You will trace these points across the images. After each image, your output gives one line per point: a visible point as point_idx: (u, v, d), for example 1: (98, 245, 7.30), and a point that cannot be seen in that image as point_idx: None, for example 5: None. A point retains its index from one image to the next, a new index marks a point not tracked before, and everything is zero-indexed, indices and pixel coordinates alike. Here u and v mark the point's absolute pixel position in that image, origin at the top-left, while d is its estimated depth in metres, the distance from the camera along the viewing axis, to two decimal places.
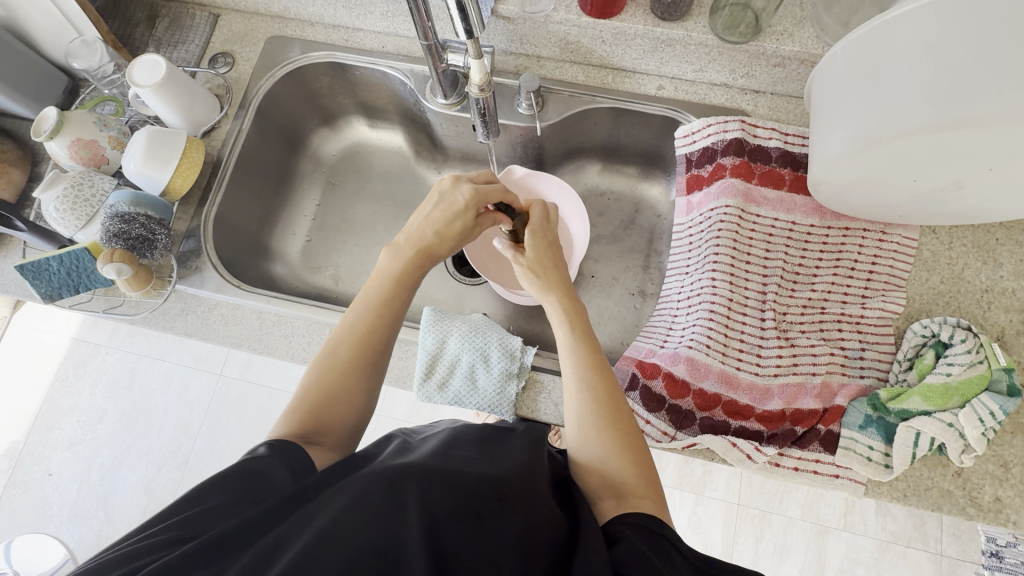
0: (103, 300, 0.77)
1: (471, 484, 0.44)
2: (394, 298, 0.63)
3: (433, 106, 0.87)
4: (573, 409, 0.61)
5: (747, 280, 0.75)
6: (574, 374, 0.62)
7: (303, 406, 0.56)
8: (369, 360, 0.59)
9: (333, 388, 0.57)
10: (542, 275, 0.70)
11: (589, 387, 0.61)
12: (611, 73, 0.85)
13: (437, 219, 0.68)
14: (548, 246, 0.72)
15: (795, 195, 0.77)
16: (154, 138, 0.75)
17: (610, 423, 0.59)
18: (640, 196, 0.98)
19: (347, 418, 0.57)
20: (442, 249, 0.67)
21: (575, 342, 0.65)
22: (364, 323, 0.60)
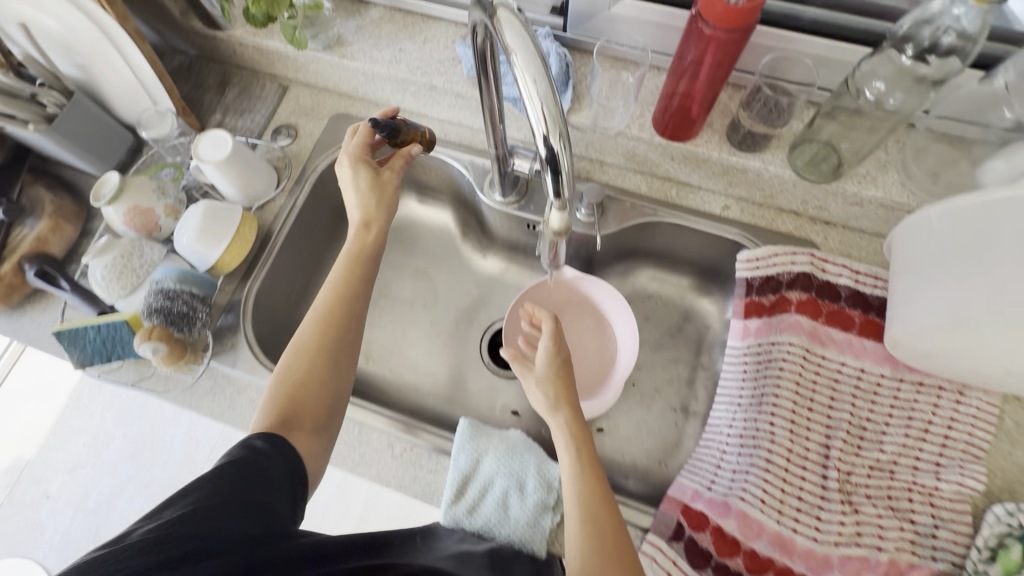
0: (133, 369, 0.75)
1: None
2: (350, 278, 0.67)
3: (489, 200, 0.84)
4: (573, 545, 0.58)
5: (809, 429, 0.69)
6: (575, 499, 0.60)
7: (281, 389, 0.62)
8: (335, 336, 0.64)
9: (306, 374, 0.62)
10: (552, 394, 0.68)
11: (591, 520, 0.59)
12: (675, 186, 0.83)
13: (364, 187, 0.70)
14: (558, 362, 0.71)
15: (866, 340, 0.73)
16: (211, 214, 0.75)
17: (610, 555, 0.56)
18: (690, 306, 0.94)
19: (323, 392, 0.62)
20: (380, 215, 0.70)
21: (581, 468, 0.62)
22: (325, 305, 0.66)
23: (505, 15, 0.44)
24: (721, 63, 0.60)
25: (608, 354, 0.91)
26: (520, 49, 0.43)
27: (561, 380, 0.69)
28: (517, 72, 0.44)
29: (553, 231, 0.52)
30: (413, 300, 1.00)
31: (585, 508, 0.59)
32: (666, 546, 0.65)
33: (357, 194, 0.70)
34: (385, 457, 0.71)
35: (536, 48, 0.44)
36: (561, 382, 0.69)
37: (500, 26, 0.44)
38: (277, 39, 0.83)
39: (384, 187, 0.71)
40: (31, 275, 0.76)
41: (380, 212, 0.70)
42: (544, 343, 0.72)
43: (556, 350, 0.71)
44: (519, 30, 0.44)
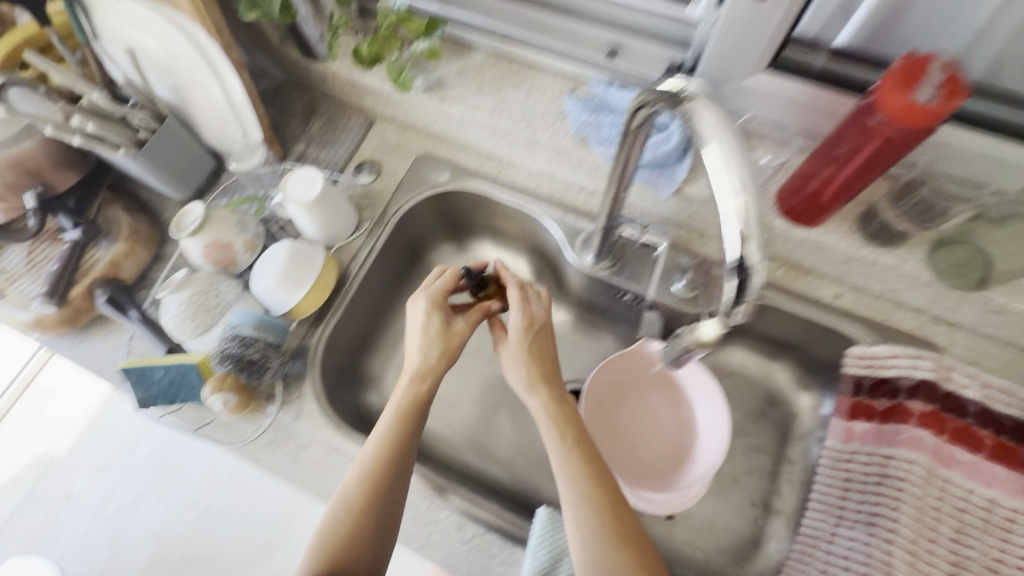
0: (195, 413, 0.71)
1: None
2: (396, 435, 0.62)
3: (579, 262, 0.79)
4: (573, 523, 0.59)
5: (931, 566, 0.62)
6: (572, 495, 0.59)
7: (322, 549, 0.59)
8: (383, 496, 0.60)
9: (349, 536, 0.59)
10: (529, 369, 0.65)
11: (587, 502, 0.59)
12: (782, 267, 0.77)
13: (433, 336, 0.65)
14: (533, 334, 0.66)
15: (997, 466, 0.65)
16: (295, 257, 0.71)
17: (615, 541, 0.57)
18: (778, 390, 0.87)
19: (364, 555, 0.59)
20: (441, 365, 0.65)
21: (565, 452, 0.61)
22: (369, 462, 0.61)
23: (698, 103, 0.42)
24: (880, 156, 0.56)
25: (685, 437, 0.84)
26: (719, 138, 0.40)
27: (534, 353, 0.66)
28: (711, 161, 0.39)
29: (698, 339, 0.48)
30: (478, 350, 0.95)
31: (580, 496, 0.59)
32: None
33: (422, 340, 0.66)
34: (453, 541, 0.66)
35: (738, 137, 0.40)
36: (535, 358, 0.65)
37: (693, 115, 0.42)
38: (375, 76, 0.80)
39: (451, 339, 0.66)
40: (100, 301, 0.73)
41: (440, 365, 0.65)
42: (515, 315, 0.66)
43: (539, 315, 0.68)
44: (718, 119, 0.40)
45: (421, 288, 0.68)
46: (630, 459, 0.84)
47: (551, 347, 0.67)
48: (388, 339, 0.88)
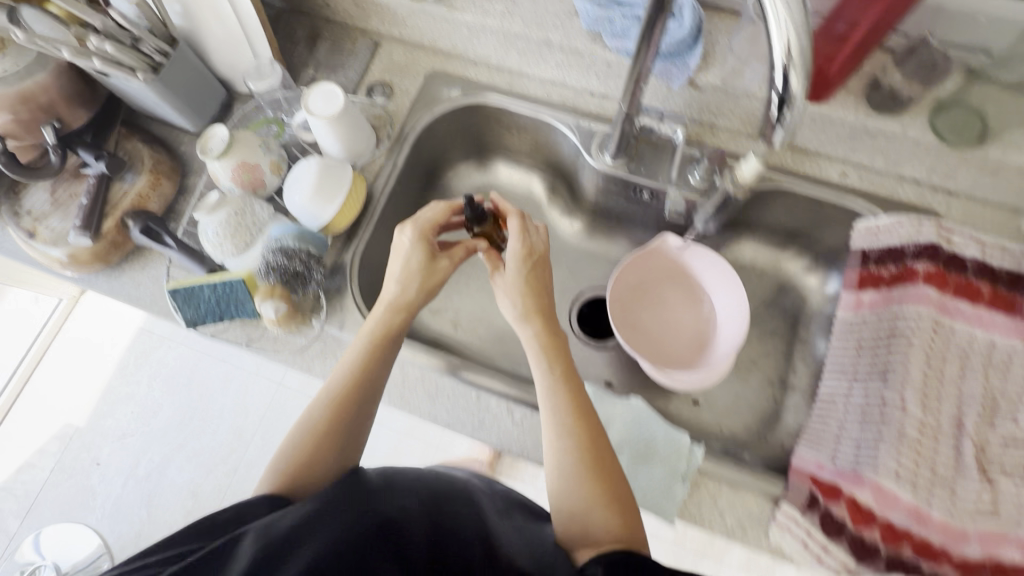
0: (243, 331, 0.73)
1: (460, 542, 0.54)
2: (366, 359, 0.65)
3: (596, 162, 0.82)
4: (553, 457, 0.61)
5: (941, 402, 0.68)
6: (554, 426, 0.61)
7: (286, 468, 0.61)
8: (348, 418, 0.63)
9: (309, 462, 0.61)
10: (522, 302, 0.67)
11: (567, 435, 0.61)
12: (790, 152, 0.80)
13: (413, 267, 0.68)
14: (528, 266, 0.68)
15: (994, 313, 0.71)
16: (324, 171, 0.73)
17: (591, 474, 0.59)
18: (787, 278, 0.92)
19: (325, 470, 0.61)
20: (419, 299, 0.68)
21: (554, 381, 0.63)
22: (340, 386, 0.64)
23: None
24: (878, 26, 0.67)
25: (704, 327, 0.88)
26: None
27: (531, 284, 0.68)
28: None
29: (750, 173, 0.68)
30: None
31: (562, 428, 0.61)
32: (801, 518, 0.64)
33: (404, 271, 0.68)
34: (504, 424, 0.70)
35: None
36: (531, 288, 0.67)
37: None
38: None
39: (433, 273, 0.69)
40: (135, 232, 0.74)
41: (418, 297, 0.68)
42: (512, 246, 0.69)
43: (533, 249, 0.69)
44: None
45: (411, 219, 0.71)
46: (647, 350, 0.87)
47: (544, 277, 0.69)
48: None
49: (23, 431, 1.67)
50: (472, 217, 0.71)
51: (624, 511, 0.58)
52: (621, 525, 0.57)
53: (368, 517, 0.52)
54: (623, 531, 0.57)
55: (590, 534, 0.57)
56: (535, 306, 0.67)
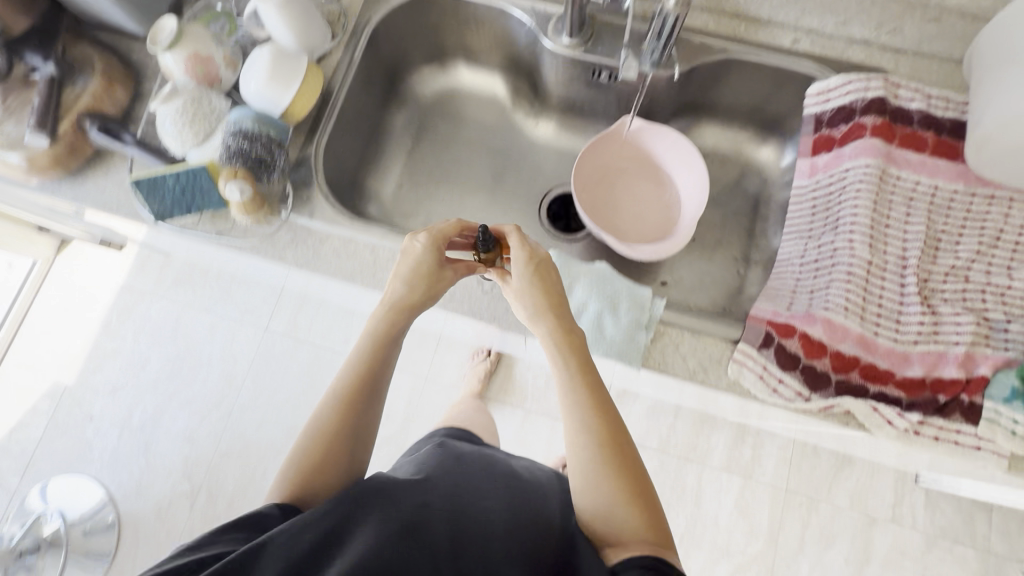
0: (211, 224, 0.74)
1: (486, 538, 0.56)
2: (373, 360, 0.64)
3: (553, 45, 0.82)
4: (574, 449, 0.60)
5: (887, 244, 0.72)
6: (575, 422, 0.60)
7: (293, 476, 0.60)
8: (353, 418, 0.63)
9: (317, 463, 0.60)
10: (532, 300, 0.64)
11: (587, 431, 0.60)
12: (743, 23, 0.82)
13: (412, 274, 0.65)
14: (535, 268, 0.65)
15: (938, 159, 0.74)
16: (277, 58, 0.72)
17: (613, 470, 0.58)
18: (748, 159, 0.95)
19: (332, 476, 0.61)
20: (425, 300, 0.65)
21: (570, 382, 0.61)
22: (344, 387, 0.63)
23: None
24: None
25: (669, 209, 0.91)
26: None
27: (545, 286, 0.64)
28: None
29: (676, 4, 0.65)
30: (467, 170, 0.99)
31: (582, 426, 0.60)
32: (756, 354, 0.68)
33: (409, 273, 0.65)
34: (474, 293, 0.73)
35: None
36: (542, 290, 0.64)
37: None
38: None
39: (441, 283, 0.66)
40: (93, 132, 0.74)
41: (425, 298, 0.65)
42: (519, 250, 0.65)
43: (538, 251, 0.66)
44: None
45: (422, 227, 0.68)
46: (611, 231, 0.90)
47: (554, 279, 0.65)
48: (377, 163, 0.95)
49: (12, 393, 1.68)
50: (483, 246, 0.66)
51: (648, 511, 0.58)
52: (649, 528, 0.57)
53: (400, 519, 0.53)
54: (646, 530, 0.57)
55: (613, 533, 0.57)
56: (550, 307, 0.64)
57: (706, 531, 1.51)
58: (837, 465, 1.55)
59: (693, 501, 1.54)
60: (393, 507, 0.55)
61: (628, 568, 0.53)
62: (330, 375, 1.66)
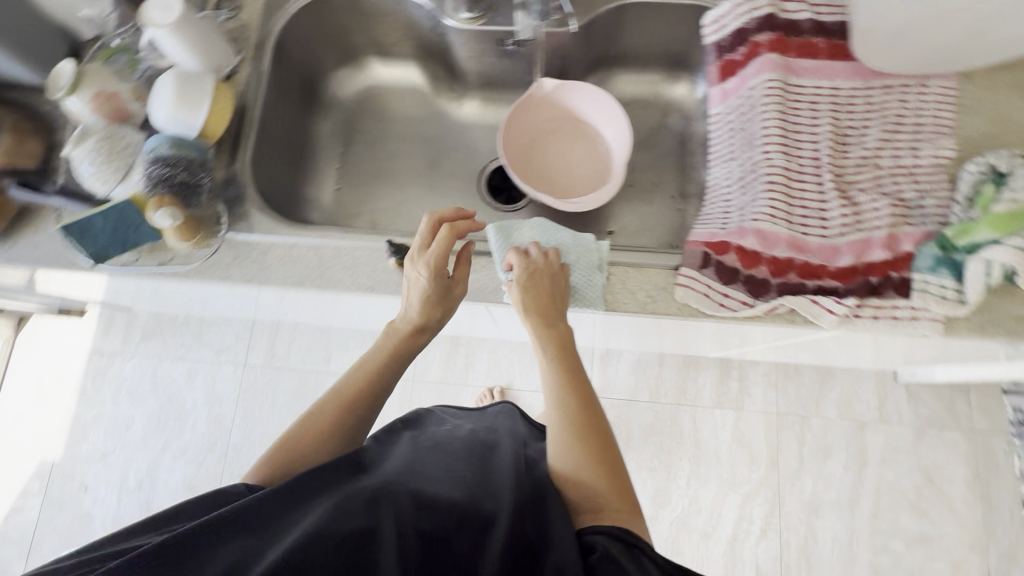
0: (151, 257, 0.74)
1: (450, 505, 0.54)
2: (382, 366, 0.71)
3: (454, 22, 0.84)
4: (551, 425, 0.64)
5: (800, 149, 0.75)
6: (553, 395, 0.65)
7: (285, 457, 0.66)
8: (353, 418, 0.69)
9: (318, 443, 0.67)
10: (539, 303, 0.68)
11: (568, 408, 0.64)
12: None
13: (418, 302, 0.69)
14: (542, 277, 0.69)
15: (834, 61, 0.78)
16: (182, 80, 0.72)
17: (582, 441, 0.62)
18: (668, 99, 0.97)
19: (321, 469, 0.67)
20: (436, 324, 0.70)
21: (552, 364, 0.66)
22: (347, 387, 0.70)
23: None
24: None
25: (602, 159, 0.93)
26: None
27: (544, 293, 0.68)
28: None
29: None
30: (403, 163, 1.00)
31: (557, 399, 0.65)
32: (699, 274, 0.71)
33: (421, 300, 0.68)
34: None
35: None
36: (540, 294, 0.68)
37: None
38: None
39: (449, 301, 0.70)
40: (15, 191, 0.73)
41: (438, 320, 0.70)
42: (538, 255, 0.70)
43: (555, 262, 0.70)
44: None
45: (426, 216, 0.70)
46: (548, 185, 0.93)
47: (556, 288, 0.69)
48: (311, 171, 0.95)
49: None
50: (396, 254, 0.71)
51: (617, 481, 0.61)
52: (620, 506, 0.59)
53: (354, 500, 0.52)
54: (614, 496, 0.60)
55: (586, 496, 0.60)
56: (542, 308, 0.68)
57: (709, 469, 1.55)
58: (821, 380, 1.60)
59: (693, 442, 1.59)
60: (349, 491, 0.54)
61: (591, 534, 0.55)
62: (317, 395, 1.66)
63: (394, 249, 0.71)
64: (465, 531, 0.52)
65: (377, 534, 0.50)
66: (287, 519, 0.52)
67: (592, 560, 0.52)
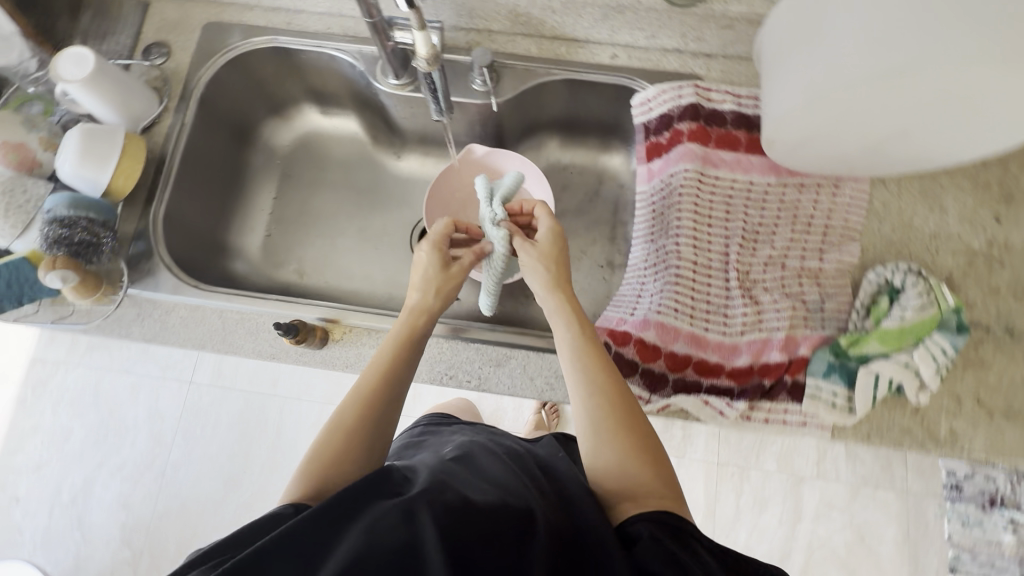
0: (51, 311, 0.73)
1: (491, 512, 0.47)
2: (396, 357, 0.64)
3: (384, 87, 0.85)
4: (582, 410, 0.61)
5: (710, 242, 0.77)
6: (580, 380, 0.62)
7: (315, 467, 0.55)
8: (379, 418, 0.59)
9: (341, 458, 0.56)
10: (553, 271, 0.70)
11: (597, 391, 0.61)
12: (564, 44, 0.85)
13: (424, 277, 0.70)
14: (556, 240, 0.73)
15: (751, 156, 0.79)
16: (88, 136, 0.72)
17: (620, 425, 0.59)
18: (603, 168, 0.98)
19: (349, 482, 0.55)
20: (438, 304, 0.69)
21: (578, 344, 0.64)
22: (370, 384, 0.61)
23: None
24: None
25: None
26: None
27: (558, 257, 0.71)
28: None
29: (424, 60, 0.64)
30: (337, 213, 0.98)
31: (589, 382, 0.61)
32: None
33: (422, 278, 0.70)
34: (328, 344, 0.73)
35: None
36: (553, 255, 0.71)
37: None
38: None
39: (446, 281, 0.70)
40: None
41: (436, 301, 0.69)
42: (546, 221, 0.74)
43: (557, 228, 0.74)
44: None
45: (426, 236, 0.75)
46: None
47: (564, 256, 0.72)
48: (243, 217, 0.95)
49: None
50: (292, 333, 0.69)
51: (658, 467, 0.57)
52: (666, 495, 0.54)
53: (391, 513, 0.44)
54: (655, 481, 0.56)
55: (625, 489, 0.55)
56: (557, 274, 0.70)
57: None
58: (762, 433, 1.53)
59: None
60: (382, 502, 0.46)
61: (636, 524, 0.51)
62: (258, 417, 1.61)
63: (286, 325, 0.69)
64: (513, 545, 0.46)
65: (423, 548, 0.43)
66: (325, 532, 0.44)
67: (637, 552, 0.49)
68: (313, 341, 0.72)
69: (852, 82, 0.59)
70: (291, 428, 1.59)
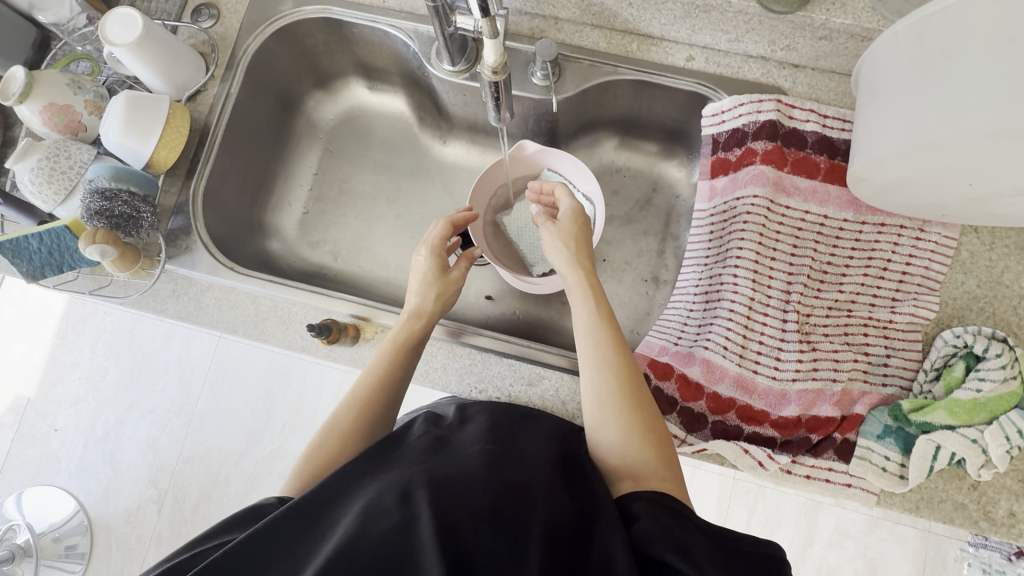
0: (90, 279, 0.73)
1: (486, 494, 0.46)
2: (391, 360, 0.61)
3: (438, 72, 0.80)
4: (590, 386, 0.58)
5: (771, 277, 0.71)
6: (594, 357, 0.59)
7: (307, 469, 0.54)
8: (371, 418, 0.58)
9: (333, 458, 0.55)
10: (572, 248, 0.68)
11: (607, 366, 0.58)
12: (635, 39, 0.78)
13: (424, 285, 0.66)
14: (581, 220, 0.71)
15: (830, 186, 0.72)
16: (133, 105, 0.70)
17: (632, 403, 0.56)
18: (659, 175, 0.91)
19: None
20: (438, 309, 0.65)
21: (597, 321, 0.61)
22: (365, 388, 0.59)
23: None
24: None
25: None
26: None
27: (580, 237, 0.69)
28: None
29: (493, 67, 0.59)
30: (375, 194, 0.95)
31: (603, 360, 0.58)
32: None
33: (419, 284, 0.66)
34: (359, 342, 0.72)
35: None
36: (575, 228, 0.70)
37: None
38: None
39: (446, 286, 0.67)
40: None
41: (434, 306, 0.65)
42: (568, 200, 0.73)
43: (577, 205, 0.72)
44: None
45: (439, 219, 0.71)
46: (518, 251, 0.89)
47: (587, 236, 0.70)
48: (283, 192, 0.93)
49: None
50: (324, 332, 0.67)
51: (661, 453, 0.55)
52: (667, 478, 0.53)
53: (382, 503, 0.44)
54: (659, 467, 0.53)
55: (627, 467, 0.54)
56: (578, 253, 0.68)
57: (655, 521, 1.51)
58: None
59: None
60: (379, 485, 0.46)
61: (632, 501, 0.50)
62: (283, 377, 1.64)
63: (319, 325, 0.67)
64: (504, 522, 0.44)
65: (414, 526, 0.43)
66: (325, 524, 0.46)
67: (638, 530, 0.47)
68: (340, 337, 0.70)
69: (969, 137, 0.52)
70: (311, 391, 1.61)
